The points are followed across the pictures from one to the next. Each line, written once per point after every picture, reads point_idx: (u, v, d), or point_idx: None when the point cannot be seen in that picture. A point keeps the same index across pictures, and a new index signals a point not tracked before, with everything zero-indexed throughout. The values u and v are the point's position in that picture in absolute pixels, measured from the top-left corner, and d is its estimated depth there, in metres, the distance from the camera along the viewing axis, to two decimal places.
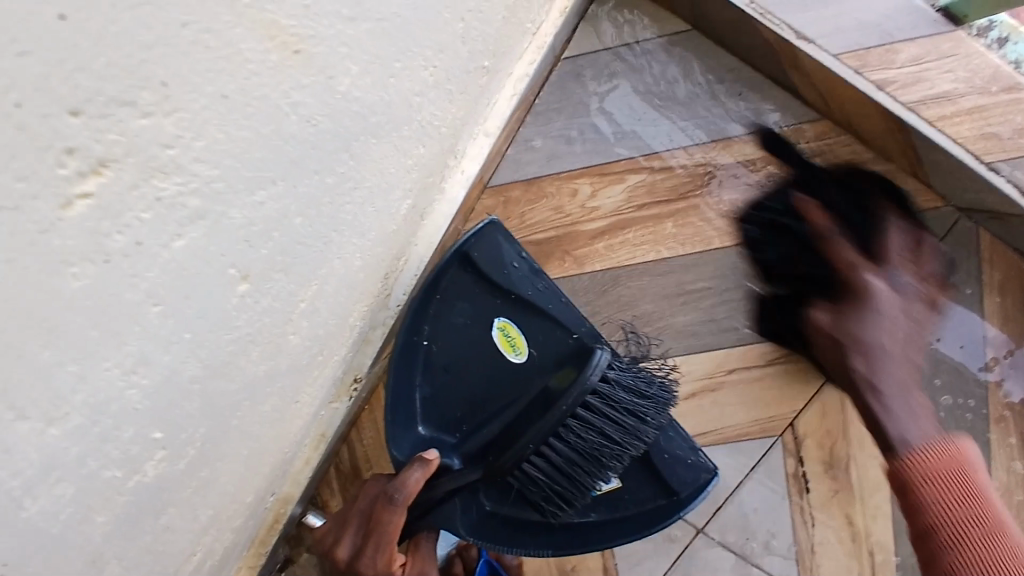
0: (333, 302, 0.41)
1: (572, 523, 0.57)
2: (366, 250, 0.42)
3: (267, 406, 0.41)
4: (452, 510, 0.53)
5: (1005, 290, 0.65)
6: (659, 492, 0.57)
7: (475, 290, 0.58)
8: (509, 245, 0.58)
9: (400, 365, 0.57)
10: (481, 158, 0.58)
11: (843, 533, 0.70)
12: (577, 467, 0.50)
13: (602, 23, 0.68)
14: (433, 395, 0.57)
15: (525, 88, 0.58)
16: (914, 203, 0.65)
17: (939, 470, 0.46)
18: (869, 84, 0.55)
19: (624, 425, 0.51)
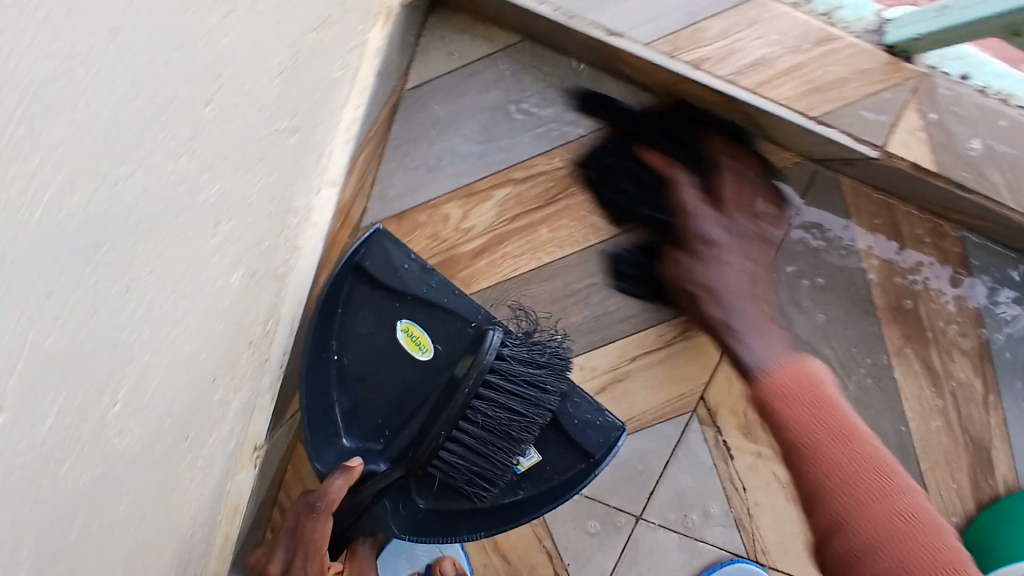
0: (171, 385, 0.41)
1: (500, 503, 0.60)
2: (198, 325, 0.42)
3: (127, 510, 0.40)
4: (383, 514, 0.57)
5: (875, 225, 0.71)
6: (573, 457, 0.60)
7: (376, 299, 0.60)
8: (398, 250, 0.61)
9: (314, 381, 0.59)
10: (331, 207, 0.57)
11: (774, 488, 0.75)
12: (488, 446, 0.53)
13: (434, 46, 0.67)
14: (353, 407, 0.59)
15: (359, 132, 0.57)
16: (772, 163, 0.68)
17: (799, 385, 0.48)
18: (683, 65, 0.56)
19: (528, 397, 0.54)
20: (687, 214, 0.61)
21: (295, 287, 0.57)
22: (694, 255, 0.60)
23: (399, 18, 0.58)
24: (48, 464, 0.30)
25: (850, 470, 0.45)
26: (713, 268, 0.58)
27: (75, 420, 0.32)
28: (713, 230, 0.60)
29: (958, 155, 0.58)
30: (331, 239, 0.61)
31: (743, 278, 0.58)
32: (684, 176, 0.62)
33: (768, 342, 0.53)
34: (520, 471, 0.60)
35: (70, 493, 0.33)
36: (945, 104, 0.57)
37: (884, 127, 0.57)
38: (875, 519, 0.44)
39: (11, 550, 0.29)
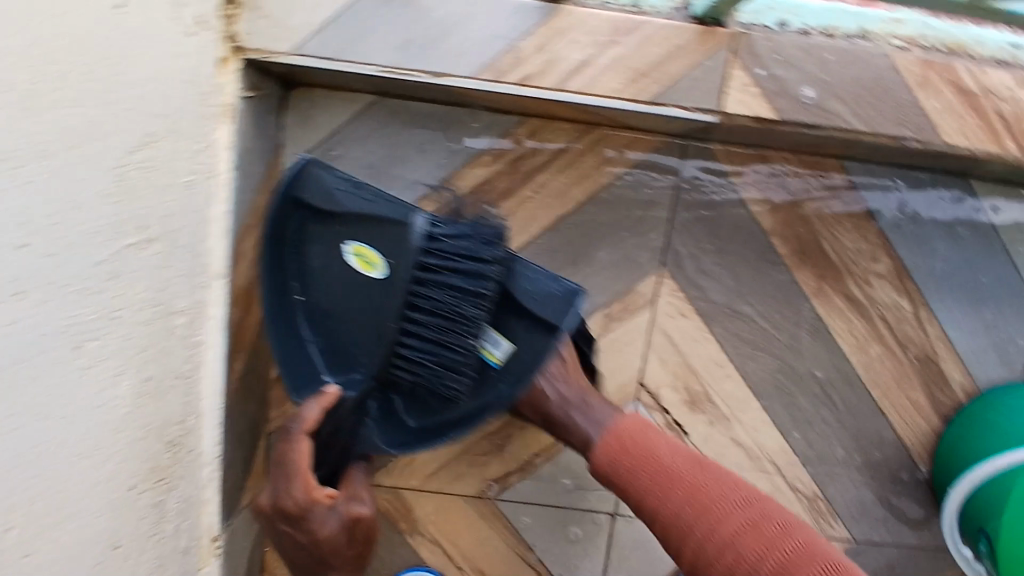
0: (77, 507, 0.45)
1: (478, 395, 0.59)
2: (90, 443, 0.46)
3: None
4: (370, 434, 0.60)
5: (759, 182, 0.71)
6: (535, 332, 0.59)
7: (319, 228, 0.58)
8: (330, 174, 0.58)
9: (279, 327, 0.60)
10: (225, 299, 0.61)
11: (738, 455, 0.75)
12: (441, 330, 0.54)
13: (299, 121, 0.69)
14: (322, 344, 0.59)
15: (233, 222, 0.61)
16: (641, 148, 0.71)
17: (618, 446, 0.59)
18: (511, 85, 0.59)
19: (464, 269, 0.54)
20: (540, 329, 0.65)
21: (208, 379, 0.61)
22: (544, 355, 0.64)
23: (245, 112, 0.61)
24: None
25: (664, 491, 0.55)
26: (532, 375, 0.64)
27: None
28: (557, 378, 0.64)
29: (794, 101, 0.59)
30: (237, 326, 0.65)
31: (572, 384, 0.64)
32: None
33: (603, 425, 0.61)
34: (497, 364, 0.59)
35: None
36: (769, 55, 0.58)
37: (714, 93, 0.59)
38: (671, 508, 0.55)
39: None
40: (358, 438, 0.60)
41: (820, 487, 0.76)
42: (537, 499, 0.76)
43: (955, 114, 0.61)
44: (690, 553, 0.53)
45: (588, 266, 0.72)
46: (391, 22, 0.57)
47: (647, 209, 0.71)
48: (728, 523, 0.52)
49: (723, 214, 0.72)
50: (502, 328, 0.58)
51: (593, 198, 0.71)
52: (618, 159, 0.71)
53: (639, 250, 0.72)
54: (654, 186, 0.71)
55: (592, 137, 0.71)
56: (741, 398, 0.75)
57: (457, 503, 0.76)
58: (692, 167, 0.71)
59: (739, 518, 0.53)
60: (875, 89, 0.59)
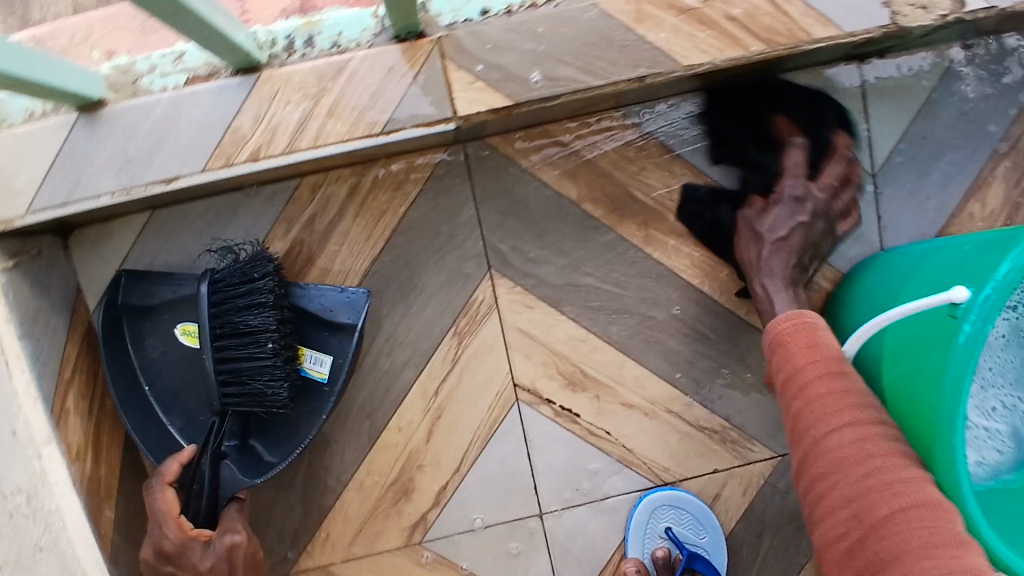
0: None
1: (309, 404, 0.69)
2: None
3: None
4: (231, 472, 0.65)
5: (549, 156, 0.72)
6: (340, 339, 0.68)
7: (144, 324, 0.68)
8: (141, 275, 0.67)
9: (144, 422, 0.67)
10: (64, 461, 0.63)
11: (637, 415, 0.75)
12: (239, 346, 0.62)
13: (89, 247, 0.69)
14: (184, 420, 0.68)
15: (44, 388, 0.63)
16: (423, 166, 0.71)
17: (796, 333, 0.59)
18: (243, 164, 0.59)
19: (248, 294, 0.63)
20: (788, 172, 0.68)
21: (79, 539, 0.62)
22: (768, 203, 0.69)
23: (13, 283, 0.62)
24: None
25: (821, 394, 0.55)
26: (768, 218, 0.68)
27: None
28: (783, 219, 0.68)
29: (525, 83, 0.59)
30: (94, 477, 0.66)
31: (786, 226, 0.67)
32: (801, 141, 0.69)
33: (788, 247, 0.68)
34: (325, 377, 0.69)
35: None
36: (479, 48, 0.58)
37: (444, 100, 0.59)
38: (838, 436, 0.53)
39: None
40: (220, 481, 0.64)
41: (726, 418, 0.76)
42: (462, 528, 0.75)
43: (684, 35, 0.60)
44: (814, 439, 0.55)
45: (420, 293, 0.72)
46: (103, 151, 0.57)
47: (455, 218, 0.72)
48: (861, 429, 0.52)
49: (530, 198, 0.72)
50: (319, 346, 0.68)
51: (399, 228, 0.71)
52: (405, 183, 0.71)
53: (463, 261, 0.72)
54: (453, 196, 0.72)
55: (376, 171, 0.71)
56: (616, 363, 0.74)
57: (388, 560, 0.75)
58: (478, 165, 0.71)
59: (880, 441, 0.51)
60: (596, 42, 0.59)
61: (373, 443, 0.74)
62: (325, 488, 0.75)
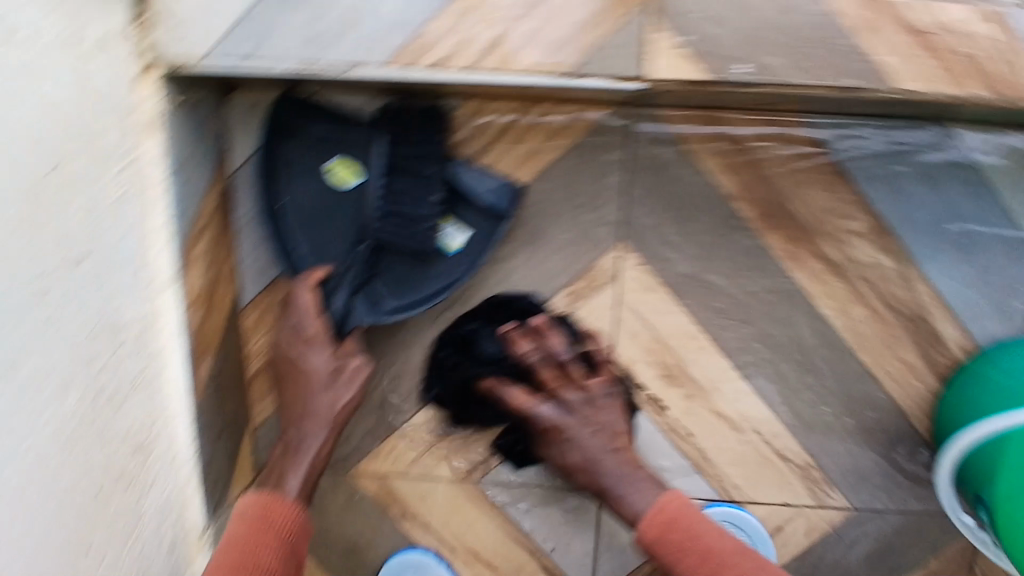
0: (31, 536, 0.46)
1: (442, 268, 0.70)
2: (36, 475, 0.47)
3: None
4: (360, 306, 0.70)
5: (716, 144, 0.69)
6: (486, 221, 0.70)
7: (300, 150, 0.70)
8: (305, 109, 0.69)
9: (275, 240, 0.69)
10: (177, 307, 0.64)
11: (722, 426, 0.73)
12: (411, 189, 0.67)
13: (247, 111, 0.70)
14: (311, 249, 0.70)
15: (177, 232, 0.64)
16: (587, 120, 0.69)
17: (665, 521, 0.61)
18: (423, 70, 0.58)
19: (425, 145, 0.67)
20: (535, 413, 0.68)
21: (175, 384, 0.64)
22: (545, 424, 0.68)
23: (174, 122, 0.63)
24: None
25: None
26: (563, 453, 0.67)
27: None
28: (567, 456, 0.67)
29: (728, 62, 0.56)
30: (201, 328, 0.68)
31: (596, 437, 0.66)
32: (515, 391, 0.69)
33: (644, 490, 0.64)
34: (456, 250, 0.70)
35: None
36: (692, 15, 0.55)
37: (637, 60, 0.57)
38: None
39: None
40: (350, 314, 0.69)
41: (813, 456, 0.73)
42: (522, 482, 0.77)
43: (908, 58, 0.56)
44: None
45: (545, 243, 0.70)
46: (292, 22, 0.57)
47: (601, 181, 0.70)
48: None
49: (679, 184, 0.69)
50: (462, 220, 0.69)
51: (546, 173, 0.70)
52: (565, 132, 0.69)
53: (598, 225, 0.70)
54: (606, 158, 0.69)
55: (537, 110, 0.69)
56: (720, 369, 0.72)
57: (443, 490, 0.77)
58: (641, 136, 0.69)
59: None
60: (814, 39, 0.55)
61: None
62: (400, 404, 0.75)
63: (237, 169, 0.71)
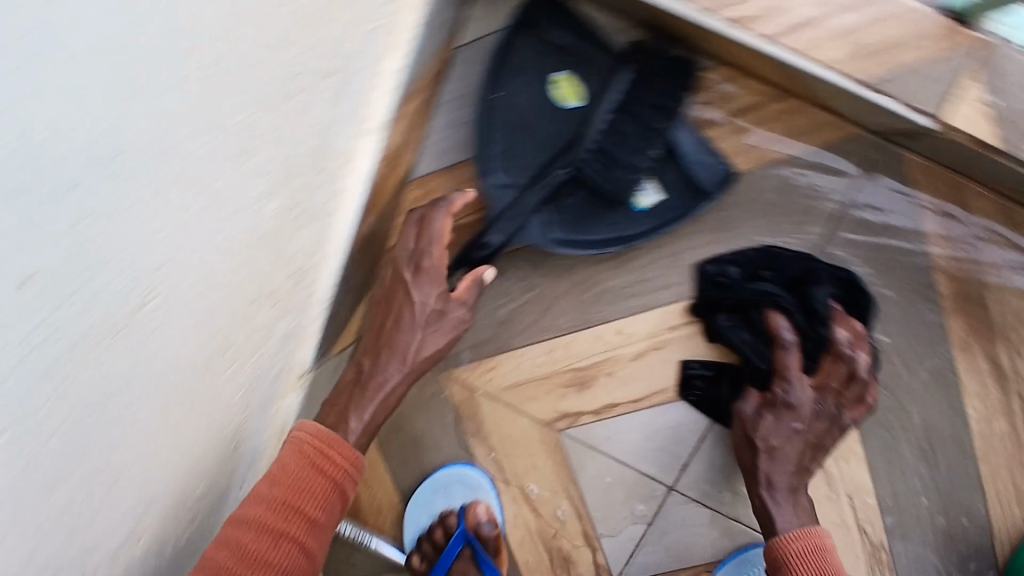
0: (199, 331, 0.46)
1: (624, 222, 0.67)
2: (222, 277, 0.46)
3: (169, 444, 0.46)
4: (533, 225, 0.67)
5: (940, 208, 0.67)
6: (686, 192, 0.67)
7: (536, 51, 0.67)
8: (561, 14, 0.67)
9: (480, 127, 0.68)
10: (371, 154, 0.62)
11: (819, 478, 0.71)
12: (633, 134, 0.64)
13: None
14: (507, 151, 0.67)
15: (399, 81, 0.63)
16: (827, 134, 0.67)
17: (804, 548, 0.58)
18: (723, 21, 0.55)
19: (664, 97, 0.64)
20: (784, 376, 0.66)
21: (341, 225, 0.63)
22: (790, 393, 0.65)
23: None
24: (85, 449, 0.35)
25: None
26: (780, 430, 0.64)
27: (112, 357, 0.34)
28: (778, 430, 0.64)
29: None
30: (379, 183, 0.67)
31: (802, 448, 0.65)
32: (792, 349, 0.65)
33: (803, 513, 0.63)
34: (642, 210, 0.67)
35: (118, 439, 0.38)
36: (1012, 79, 0.52)
37: (936, 99, 0.54)
38: None
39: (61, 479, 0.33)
40: (522, 229, 0.67)
41: (888, 536, 0.70)
42: (599, 448, 0.75)
43: None
44: None
45: (732, 237, 0.69)
46: None
47: (814, 197, 0.68)
48: None
49: (888, 234, 0.68)
50: (663, 183, 0.66)
51: (765, 168, 0.68)
52: (800, 138, 0.67)
53: (790, 238, 0.68)
54: (828, 177, 0.68)
55: (784, 104, 0.66)
56: None
57: (523, 425, 0.77)
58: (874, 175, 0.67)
59: None
60: None
61: (588, 325, 0.73)
62: (522, 329, 0.74)
63: (471, 44, 0.69)
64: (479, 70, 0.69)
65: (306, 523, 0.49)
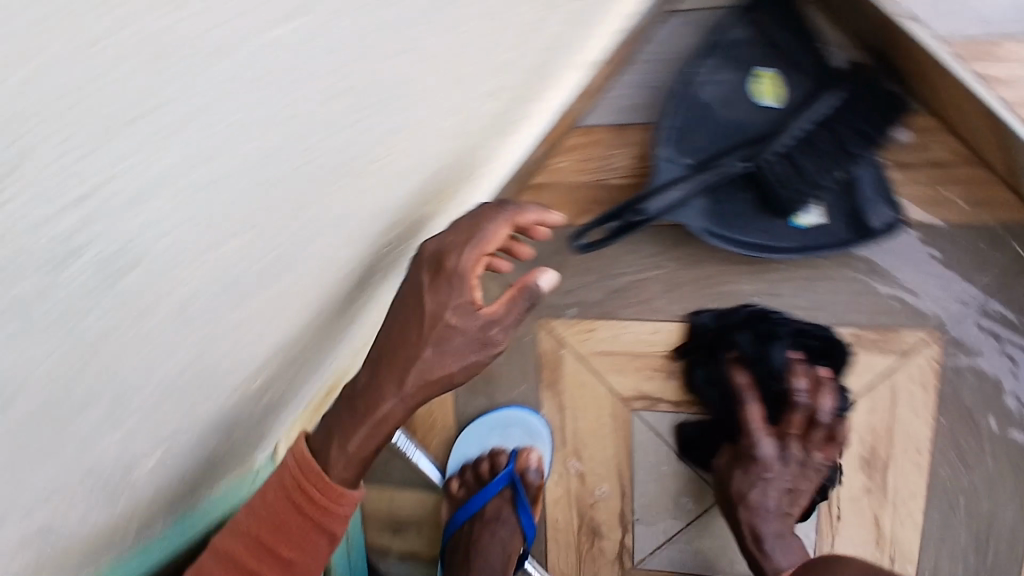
0: (362, 207, 0.46)
1: (779, 233, 0.67)
2: (403, 164, 0.47)
3: (294, 294, 0.48)
4: (692, 208, 0.67)
5: None
6: (849, 225, 0.66)
7: (750, 40, 0.66)
8: (790, 12, 0.65)
9: (671, 96, 0.67)
10: (569, 90, 0.61)
11: (868, 532, 0.72)
12: (826, 154, 0.64)
13: None
14: (690, 128, 0.67)
15: (618, 28, 0.61)
16: (1002, 213, 0.65)
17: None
18: (970, 73, 0.60)
19: (868, 127, 0.64)
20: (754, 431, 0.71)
21: (513, 149, 0.63)
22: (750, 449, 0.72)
23: None
24: (234, 263, 0.36)
25: None
26: (748, 482, 0.71)
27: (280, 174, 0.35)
28: (748, 483, 0.71)
29: None
30: (558, 120, 0.66)
31: (778, 496, 0.71)
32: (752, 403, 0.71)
33: (791, 558, 0.69)
34: (801, 228, 0.67)
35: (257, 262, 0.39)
36: None
37: None
38: None
39: (192, 267, 0.34)
40: (682, 208, 0.67)
41: None
42: (666, 439, 0.77)
43: None
44: None
45: (878, 280, 0.68)
46: None
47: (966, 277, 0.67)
48: None
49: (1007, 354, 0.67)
50: (830, 209, 0.66)
51: (933, 227, 0.67)
52: (974, 209, 0.66)
53: (931, 303, 0.68)
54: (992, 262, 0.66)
55: (971, 170, 0.65)
56: (911, 492, 0.71)
57: (600, 395, 0.77)
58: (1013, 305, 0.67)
59: None
60: None
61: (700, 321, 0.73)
62: (632, 304, 0.74)
63: (687, 14, 0.67)
64: (683, 39, 0.68)
65: (277, 564, 0.54)
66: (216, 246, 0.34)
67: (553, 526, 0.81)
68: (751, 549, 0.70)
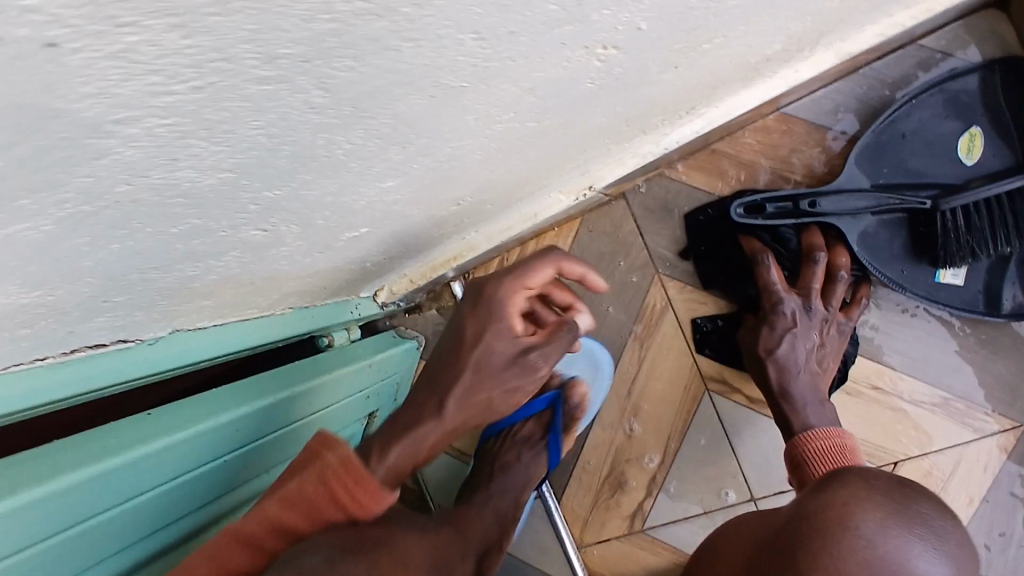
0: (651, 91, 0.48)
1: (921, 277, 0.72)
2: (700, 73, 0.50)
3: (551, 144, 0.50)
4: (858, 224, 0.71)
5: None
6: (982, 295, 0.72)
7: (975, 96, 0.70)
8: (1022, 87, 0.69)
9: (882, 117, 0.71)
10: (818, 67, 0.64)
11: None
12: (999, 224, 0.68)
13: (983, 29, 0.72)
14: (887, 152, 0.71)
15: (884, 36, 0.63)
16: None
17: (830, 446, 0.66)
18: None
19: None
20: (788, 294, 0.71)
21: (737, 104, 0.65)
22: (774, 321, 0.71)
23: None
24: (572, 76, 0.37)
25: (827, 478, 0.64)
26: (782, 340, 0.70)
27: (677, 24, 0.37)
28: (772, 342, 0.71)
29: None
30: (780, 97, 0.68)
31: (808, 354, 0.71)
32: (768, 259, 0.71)
33: (824, 418, 0.69)
34: (938, 281, 0.72)
35: (582, 93, 0.41)
36: None
37: None
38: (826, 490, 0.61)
39: (569, 67, 0.36)
40: (849, 220, 0.71)
41: None
42: (724, 426, 0.80)
43: None
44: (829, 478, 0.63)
45: (986, 360, 0.74)
46: None
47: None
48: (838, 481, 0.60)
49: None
50: (973, 274, 0.72)
51: None
52: None
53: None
54: None
55: None
56: None
57: (683, 364, 0.80)
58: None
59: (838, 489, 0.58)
60: None
61: None
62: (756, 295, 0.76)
63: (927, 48, 0.72)
64: (912, 70, 0.72)
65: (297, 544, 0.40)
66: (591, 50, 0.35)
67: (582, 466, 0.83)
68: (783, 407, 0.70)
